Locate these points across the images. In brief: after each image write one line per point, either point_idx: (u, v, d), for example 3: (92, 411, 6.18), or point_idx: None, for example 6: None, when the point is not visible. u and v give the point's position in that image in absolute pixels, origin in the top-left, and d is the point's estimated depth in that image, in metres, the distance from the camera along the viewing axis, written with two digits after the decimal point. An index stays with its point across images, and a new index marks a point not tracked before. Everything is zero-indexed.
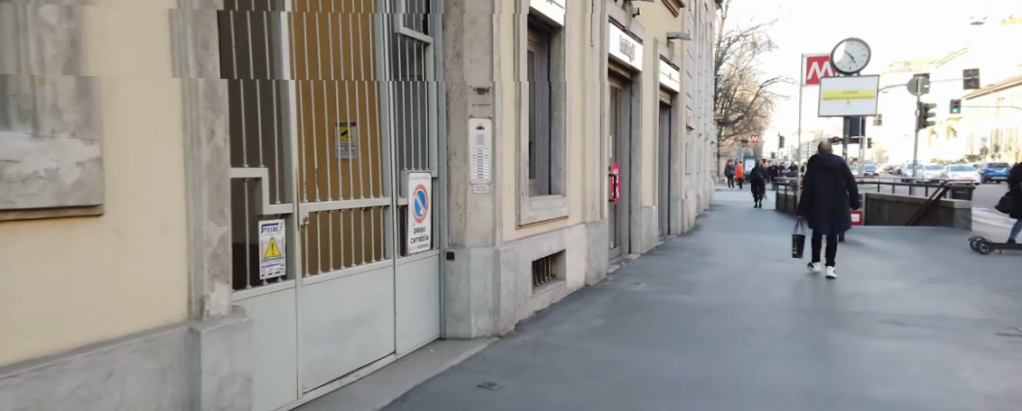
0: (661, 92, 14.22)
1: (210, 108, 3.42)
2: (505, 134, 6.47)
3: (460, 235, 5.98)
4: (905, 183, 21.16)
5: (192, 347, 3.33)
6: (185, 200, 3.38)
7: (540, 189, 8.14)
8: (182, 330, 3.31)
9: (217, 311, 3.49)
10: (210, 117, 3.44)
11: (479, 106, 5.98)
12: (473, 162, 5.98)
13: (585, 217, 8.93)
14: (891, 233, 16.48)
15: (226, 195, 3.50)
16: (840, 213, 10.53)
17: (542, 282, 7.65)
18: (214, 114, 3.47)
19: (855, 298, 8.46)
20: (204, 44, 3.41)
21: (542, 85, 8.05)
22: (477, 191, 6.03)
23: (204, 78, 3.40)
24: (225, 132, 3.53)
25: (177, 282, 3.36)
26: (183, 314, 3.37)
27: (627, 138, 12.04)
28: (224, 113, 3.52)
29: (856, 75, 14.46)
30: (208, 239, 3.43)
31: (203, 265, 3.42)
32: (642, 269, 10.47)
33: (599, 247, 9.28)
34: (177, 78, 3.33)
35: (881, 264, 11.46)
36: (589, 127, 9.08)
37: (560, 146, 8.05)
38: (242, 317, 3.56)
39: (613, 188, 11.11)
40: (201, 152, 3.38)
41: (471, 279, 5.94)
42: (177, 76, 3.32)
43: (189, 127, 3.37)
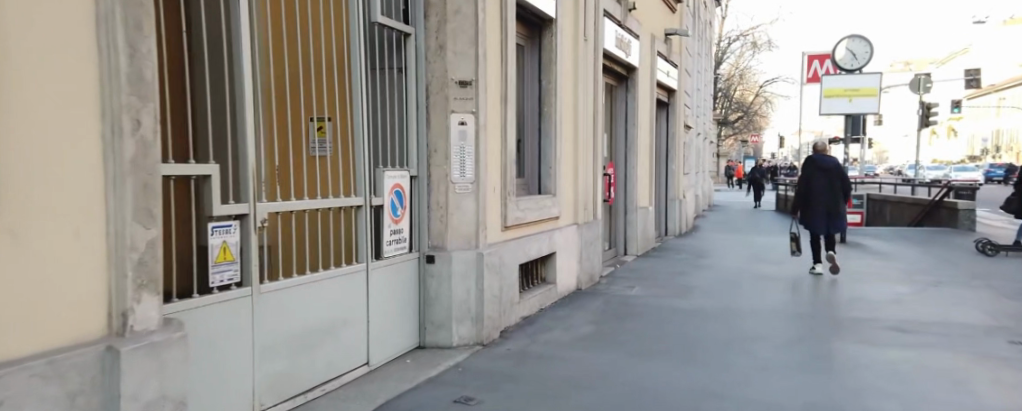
0: (658, 89, 13.88)
1: (136, 95, 3.01)
2: (491, 130, 6.13)
3: (441, 237, 5.65)
4: (907, 184, 20.83)
5: (110, 369, 2.91)
6: (104, 200, 2.98)
7: (529, 189, 7.80)
8: (98, 348, 2.90)
9: (144, 325, 3.08)
10: (136, 106, 3.03)
11: (462, 100, 5.64)
12: (454, 160, 5.64)
13: (577, 218, 8.60)
14: (893, 234, 16.15)
15: (155, 194, 3.10)
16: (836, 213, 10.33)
17: (530, 287, 7.32)
18: (142, 102, 3.07)
19: (858, 303, 8.12)
20: (134, 23, 3.02)
21: (533, 81, 7.72)
22: (459, 191, 5.70)
23: (131, 61, 3.00)
24: (156, 123, 3.12)
25: (94, 293, 2.96)
26: (101, 330, 2.97)
27: (622, 137, 11.69)
28: (155, 102, 3.12)
29: (858, 73, 14.19)
30: (133, 244, 3.02)
31: (126, 276, 3.01)
32: (637, 271, 10.13)
33: (592, 249, 8.95)
34: (100, 61, 2.95)
35: (884, 266, 11.13)
36: (582, 124, 8.74)
37: (551, 144, 7.71)
38: (176, 331, 3.15)
39: (607, 188, 10.79)
40: (124, 145, 2.98)
41: (452, 284, 5.60)
42: (100, 59, 2.95)
43: (110, 117, 2.97)
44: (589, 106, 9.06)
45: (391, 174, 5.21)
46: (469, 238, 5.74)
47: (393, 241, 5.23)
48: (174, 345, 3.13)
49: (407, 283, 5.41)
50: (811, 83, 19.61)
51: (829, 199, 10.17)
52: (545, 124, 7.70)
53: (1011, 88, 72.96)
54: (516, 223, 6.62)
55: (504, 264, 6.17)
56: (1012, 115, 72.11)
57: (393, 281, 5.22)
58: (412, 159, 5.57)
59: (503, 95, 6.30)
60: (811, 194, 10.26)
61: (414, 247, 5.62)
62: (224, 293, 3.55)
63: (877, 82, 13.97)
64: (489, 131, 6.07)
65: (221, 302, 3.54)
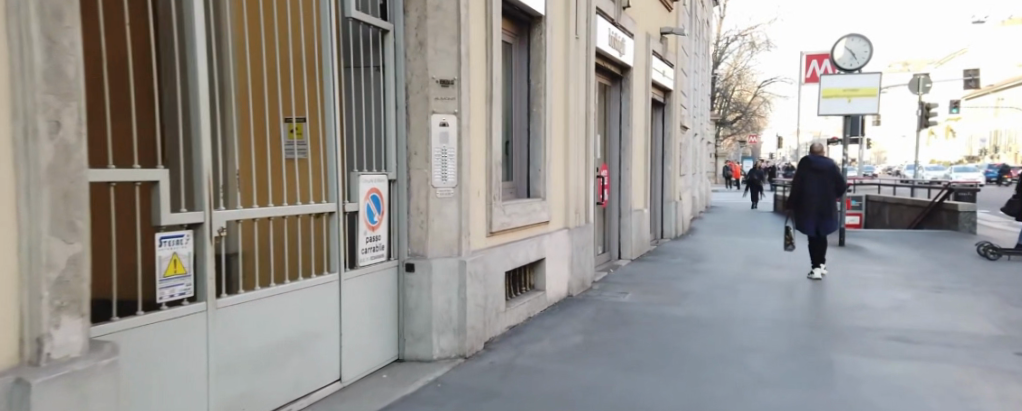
0: (654, 89, 13.61)
1: (53, 93, 2.75)
2: (475, 131, 5.86)
3: (421, 244, 5.39)
4: (907, 185, 20.57)
5: (18, 403, 2.63)
6: (17, 212, 2.73)
7: (518, 193, 7.53)
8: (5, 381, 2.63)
9: (64, 353, 2.80)
10: (55, 106, 2.77)
11: (443, 100, 5.38)
12: (435, 162, 5.38)
13: (567, 223, 8.32)
14: (893, 236, 15.88)
15: (79, 204, 2.84)
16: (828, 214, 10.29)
17: (518, 294, 7.05)
18: (62, 102, 2.80)
19: (858, 311, 7.85)
20: (53, 13, 2.76)
21: (521, 80, 7.45)
22: (440, 196, 5.44)
23: (47, 56, 2.74)
24: (80, 125, 2.86)
25: (5, 315, 2.70)
26: (12, 359, 2.71)
27: (617, 138, 11.44)
28: (78, 101, 2.85)
29: (856, 73, 13.92)
30: (50, 261, 2.76)
31: (41, 297, 2.74)
32: (630, 276, 9.86)
33: (584, 254, 8.68)
34: (11, 57, 2.69)
35: (884, 271, 10.86)
36: (573, 124, 8.47)
37: (540, 146, 7.45)
38: (102, 358, 2.87)
39: (601, 190, 10.51)
40: (39, 149, 2.72)
41: (432, 294, 5.34)
42: (11, 55, 2.69)
43: (23, 118, 2.71)
44: (581, 106, 8.78)
45: (368, 179, 4.94)
46: (451, 246, 5.48)
47: (369, 249, 4.96)
48: (99, 374, 2.84)
49: (384, 293, 5.14)
50: (809, 83, 19.37)
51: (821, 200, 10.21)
52: (533, 125, 7.45)
53: (1009, 89, 72.77)
54: (502, 228, 6.36)
55: (488, 272, 5.91)
56: (1011, 115, 71.96)
57: (369, 291, 4.95)
58: (391, 161, 5.30)
59: (488, 94, 6.03)
60: (803, 195, 10.32)
61: (393, 255, 5.35)
62: (173, 309, 3.29)
63: (876, 82, 13.69)
64: (473, 132, 5.81)
65: (170, 319, 3.28)
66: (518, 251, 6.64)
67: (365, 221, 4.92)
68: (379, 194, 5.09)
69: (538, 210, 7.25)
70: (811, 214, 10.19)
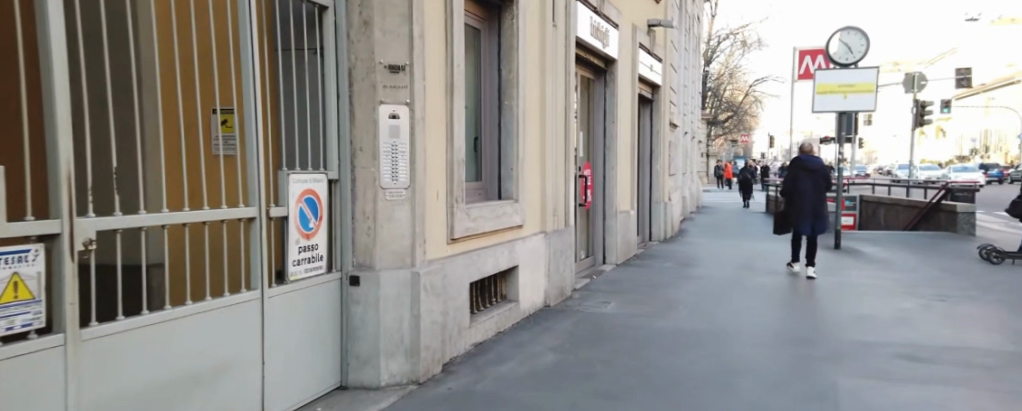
0: (641, 84, 12.96)
1: None
2: (433, 124, 5.18)
3: (368, 254, 4.71)
4: (902, 185, 20.01)
5: None
6: None
7: (488, 195, 6.87)
8: None
9: None
10: None
11: (393, 90, 4.70)
12: (384, 160, 4.70)
13: (544, 226, 7.66)
14: (890, 239, 15.29)
15: None
16: (822, 214, 9.84)
17: (487, 306, 6.40)
18: None
19: (859, 323, 7.21)
20: None
21: (491, 71, 6.80)
22: (390, 198, 4.75)
23: None
24: None
25: None
26: None
27: (601, 135, 10.80)
28: None
29: (852, 68, 13.30)
30: None
31: None
32: (614, 283, 9.22)
33: (563, 260, 8.02)
34: None
35: (883, 277, 10.24)
36: (550, 118, 7.78)
37: (511, 143, 6.80)
38: None
39: (583, 191, 9.86)
40: None
41: (380, 312, 4.66)
42: None
43: None
44: (559, 100, 8.12)
45: (303, 180, 4.26)
46: (404, 256, 4.80)
47: (303, 261, 4.27)
48: None
49: (323, 311, 4.47)
50: (802, 80, 18.77)
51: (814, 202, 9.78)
52: (506, 120, 6.80)
53: (999, 88, 72.64)
54: (466, 233, 5.69)
55: (447, 284, 5.24)
56: (1002, 115, 71.83)
57: (303, 311, 4.27)
58: (332, 158, 4.61)
59: (448, 84, 5.35)
60: (795, 196, 9.87)
61: (335, 266, 4.66)
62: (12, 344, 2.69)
63: (873, 77, 13.10)
64: (430, 125, 5.12)
65: (4, 358, 2.65)
66: (484, 257, 5.97)
67: (298, 229, 4.23)
68: (318, 198, 4.41)
69: (510, 214, 6.59)
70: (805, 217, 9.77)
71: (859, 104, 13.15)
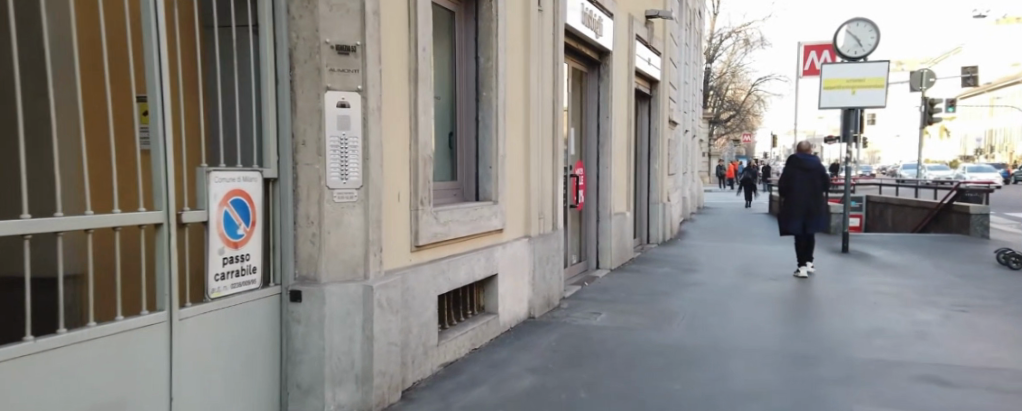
0: (638, 79, 12.37)
1: None
2: (392, 116, 4.52)
3: (312, 265, 4.06)
4: (911, 185, 19.38)
5: None
6: None
7: (465, 196, 6.27)
8: None
9: None
10: None
11: (342, 75, 4.06)
12: (332, 156, 4.06)
13: (528, 231, 7.06)
14: (899, 241, 14.66)
15: None
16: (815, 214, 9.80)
17: (461, 320, 5.79)
18: None
19: (873, 339, 6.58)
20: None
21: (468, 59, 6.21)
22: (339, 200, 4.10)
23: None
24: None
25: None
26: None
27: (594, 132, 10.20)
28: None
29: (862, 62, 12.64)
30: None
31: None
32: (606, 291, 8.61)
33: (549, 267, 7.43)
34: None
35: (897, 284, 9.61)
36: (536, 114, 7.16)
37: (490, 138, 6.20)
38: None
39: (574, 191, 9.28)
40: None
41: (326, 333, 4.01)
42: None
43: None
44: (547, 93, 7.52)
45: (229, 179, 3.61)
46: (355, 268, 4.15)
47: (229, 276, 3.61)
48: None
49: (255, 333, 3.83)
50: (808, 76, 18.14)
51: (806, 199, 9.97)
52: (484, 113, 6.22)
53: (1004, 87, 71.95)
54: (434, 240, 5.07)
55: (407, 298, 4.61)
56: (1007, 115, 71.16)
57: (229, 334, 3.62)
58: (271, 154, 3.97)
59: (410, 70, 4.71)
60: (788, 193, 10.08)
61: (275, 279, 4.02)
62: None
63: (884, 71, 12.45)
64: (388, 115, 4.47)
65: None
66: (454, 266, 5.36)
67: (224, 237, 3.58)
68: (250, 201, 3.76)
69: (487, 217, 5.99)
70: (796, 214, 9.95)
71: (869, 99, 12.49)
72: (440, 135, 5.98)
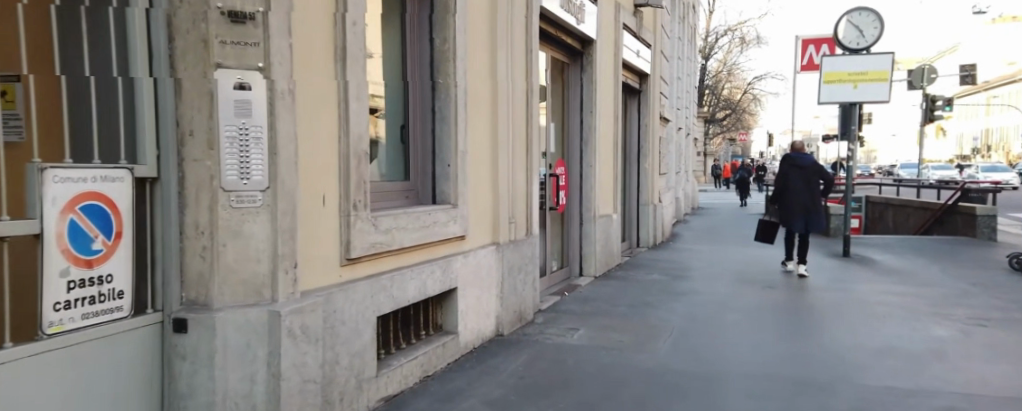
0: (626, 72, 11.64)
1: None
2: (311, 102, 3.75)
3: (203, 286, 3.27)
4: (913, 185, 18.65)
5: None
6: None
7: (422, 199, 5.50)
8: None
9: None
10: None
11: (238, 48, 3.31)
12: (228, 150, 3.29)
13: (496, 237, 6.32)
14: (903, 244, 13.93)
15: None
16: (813, 211, 9.91)
17: (412, 342, 5.03)
18: None
19: (884, 360, 5.83)
20: None
21: (422, 42, 5.49)
22: (237, 204, 3.32)
23: None
24: None
25: None
26: None
27: (577, 129, 9.53)
28: None
29: (865, 54, 11.88)
30: None
31: None
32: (587, 303, 7.87)
33: (520, 278, 6.70)
34: None
35: (905, 293, 8.87)
36: (504, 106, 6.40)
37: (448, 133, 5.47)
38: None
39: (554, 192, 8.61)
40: None
41: (217, 372, 3.22)
42: None
43: None
44: (519, 82, 6.77)
45: (77, 179, 2.91)
46: (260, 289, 3.38)
47: (77, 304, 2.92)
48: None
49: (120, 374, 3.09)
50: (806, 71, 17.39)
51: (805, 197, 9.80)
52: (439, 103, 5.49)
53: (1002, 86, 71.39)
54: (373, 252, 4.30)
55: (333, 321, 3.85)
56: (1006, 114, 70.58)
57: (82, 379, 2.93)
58: (147, 147, 3.19)
59: (336, 49, 3.93)
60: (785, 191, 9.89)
61: (156, 304, 3.24)
62: None
63: (887, 64, 11.67)
64: (305, 100, 3.70)
65: None
66: (401, 281, 4.59)
67: (69, 253, 2.89)
68: (113, 211, 3.04)
69: (443, 223, 5.25)
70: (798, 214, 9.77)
71: (871, 94, 11.73)
72: (388, 126, 5.22)
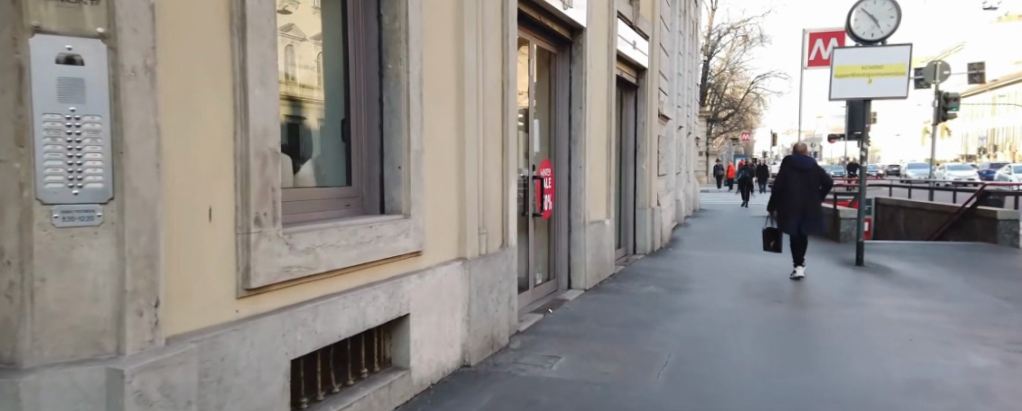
0: (622, 65, 10.77)
1: None
2: (187, 85, 2.87)
3: (12, 336, 2.50)
4: (926, 187, 17.76)
5: None
6: None
7: (368, 208, 4.63)
8: None
9: None
10: None
11: (62, 8, 2.53)
12: (49, 150, 2.52)
13: (462, 251, 5.47)
14: (919, 251, 13.05)
15: None
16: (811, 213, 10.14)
17: (348, 384, 4.16)
18: None
19: (918, 399, 4.98)
20: None
21: (370, 21, 4.61)
22: (63, 226, 2.54)
23: None
24: None
25: None
26: None
27: (564, 125, 8.72)
28: None
29: (880, 46, 10.95)
30: None
31: None
32: (573, 322, 7.01)
33: (492, 298, 5.83)
34: None
35: (931, 310, 8.00)
36: (471, 99, 5.51)
37: (400, 128, 4.60)
38: None
39: (538, 197, 7.91)
40: None
41: None
42: None
43: None
44: (493, 72, 5.91)
45: None
46: (99, 339, 2.60)
47: None
48: None
49: None
50: (813, 67, 16.50)
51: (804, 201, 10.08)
52: (389, 93, 4.61)
53: (1008, 86, 70.45)
54: (289, 279, 3.41)
55: (219, 373, 2.97)
56: (1012, 114, 69.64)
57: None
58: None
59: (231, 18, 3.05)
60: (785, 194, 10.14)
61: None
62: None
63: (905, 56, 10.74)
64: (180, 85, 2.84)
65: None
66: (329, 314, 3.70)
67: None
68: None
69: (389, 239, 4.36)
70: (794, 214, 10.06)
71: (888, 89, 10.79)
72: (325, 117, 4.34)
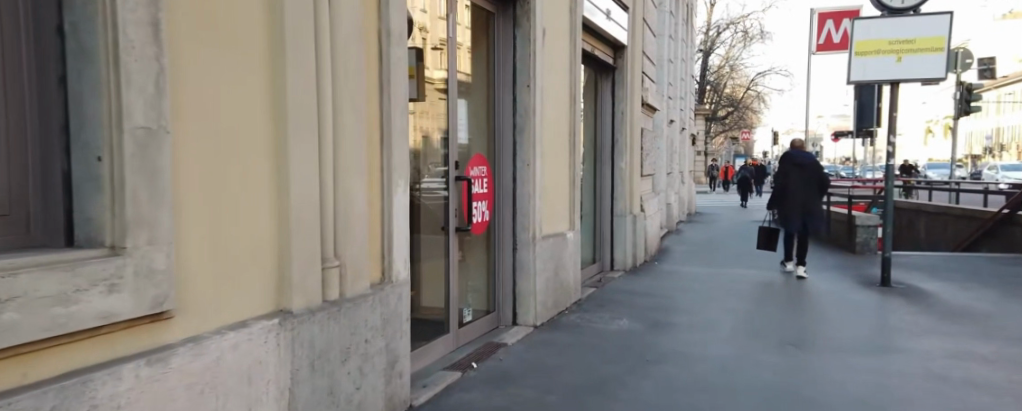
0: (591, 38, 8.59)
1: None
2: None
3: None
4: (951, 189, 15.53)
5: None
6: None
7: (41, 231, 2.47)
8: None
9: None
10: None
11: None
12: None
13: (281, 302, 3.31)
14: (955, 265, 10.86)
15: None
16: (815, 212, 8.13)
17: None
18: None
19: None
20: None
21: None
22: None
23: None
24: None
25: None
26: None
27: (506, 111, 6.59)
28: None
29: (912, 13, 8.48)
30: None
31: None
32: (496, 389, 4.86)
33: (351, 371, 3.69)
34: None
35: (1001, 360, 5.84)
36: (298, 51, 3.35)
37: (99, 89, 2.44)
38: None
39: (465, 204, 5.79)
40: None
41: None
42: None
43: None
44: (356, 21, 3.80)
45: None
46: None
47: None
48: None
49: None
50: (823, 52, 14.36)
51: (805, 199, 8.10)
52: (75, 17, 2.44)
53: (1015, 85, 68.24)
54: None
55: None
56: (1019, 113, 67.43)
57: None
58: None
59: None
60: (783, 193, 8.20)
61: None
62: None
63: (945, 28, 8.34)
64: None
65: None
66: None
67: None
68: None
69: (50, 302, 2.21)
70: (796, 213, 8.07)
71: (921, 70, 8.39)
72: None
